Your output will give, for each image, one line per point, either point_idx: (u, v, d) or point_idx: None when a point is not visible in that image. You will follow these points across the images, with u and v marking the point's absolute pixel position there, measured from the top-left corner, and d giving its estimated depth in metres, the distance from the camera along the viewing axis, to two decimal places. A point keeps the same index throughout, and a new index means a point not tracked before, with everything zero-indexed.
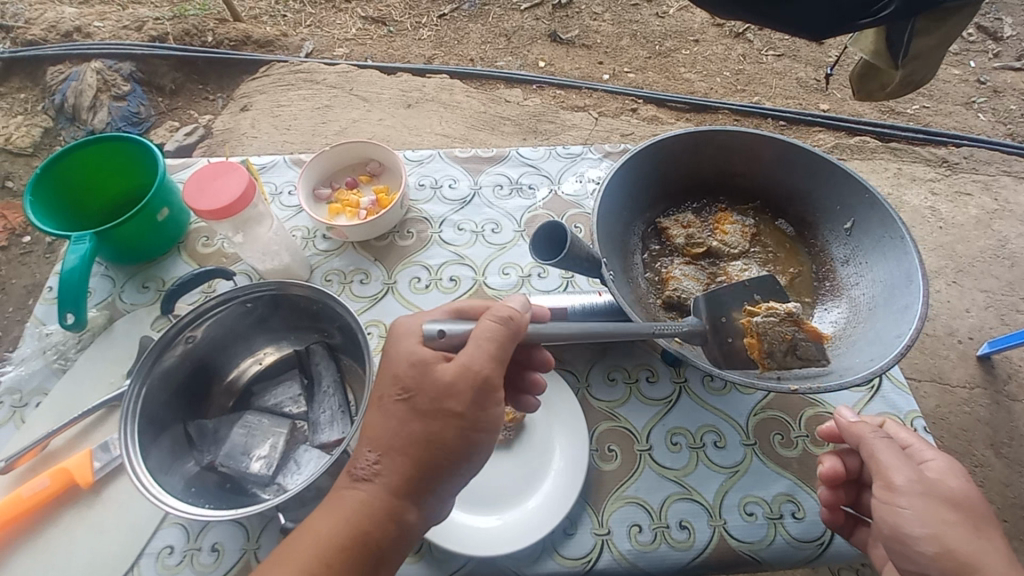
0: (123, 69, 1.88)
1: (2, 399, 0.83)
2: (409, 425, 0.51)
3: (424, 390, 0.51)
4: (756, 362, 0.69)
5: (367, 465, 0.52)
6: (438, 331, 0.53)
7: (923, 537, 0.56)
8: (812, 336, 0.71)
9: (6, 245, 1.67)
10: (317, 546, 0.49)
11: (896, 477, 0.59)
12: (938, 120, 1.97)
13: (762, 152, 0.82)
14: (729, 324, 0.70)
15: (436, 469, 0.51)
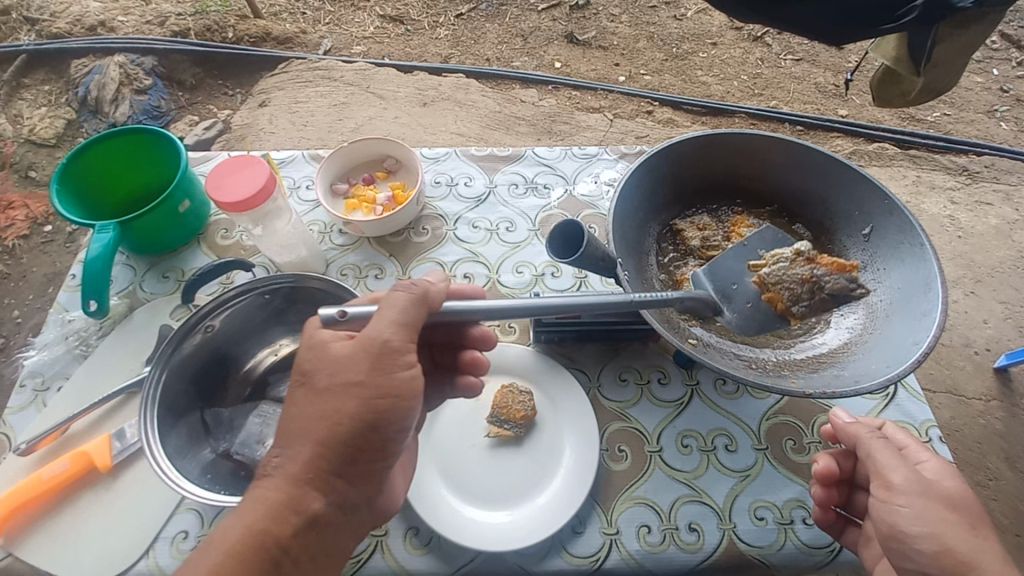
0: (145, 64, 1.91)
1: (25, 382, 0.85)
2: (313, 407, 0.52)
3: (322, 368, 0.52)
4: (785, 312, 0.73)
5: (272, 460, 0.52)
6: (338, 312, 0.55)
7: (921, 535, 0.56)
8: (836, 269, 0.74)
9: (28, 233, 1.71)
10: (233, 545, 0.48)
11: (894, 476, 0.60)
12: (959, 128, 1.94)
13: (779, 156, 0.82)
14: (743, 286, 0.75)
15: (346, 452, 0.51)
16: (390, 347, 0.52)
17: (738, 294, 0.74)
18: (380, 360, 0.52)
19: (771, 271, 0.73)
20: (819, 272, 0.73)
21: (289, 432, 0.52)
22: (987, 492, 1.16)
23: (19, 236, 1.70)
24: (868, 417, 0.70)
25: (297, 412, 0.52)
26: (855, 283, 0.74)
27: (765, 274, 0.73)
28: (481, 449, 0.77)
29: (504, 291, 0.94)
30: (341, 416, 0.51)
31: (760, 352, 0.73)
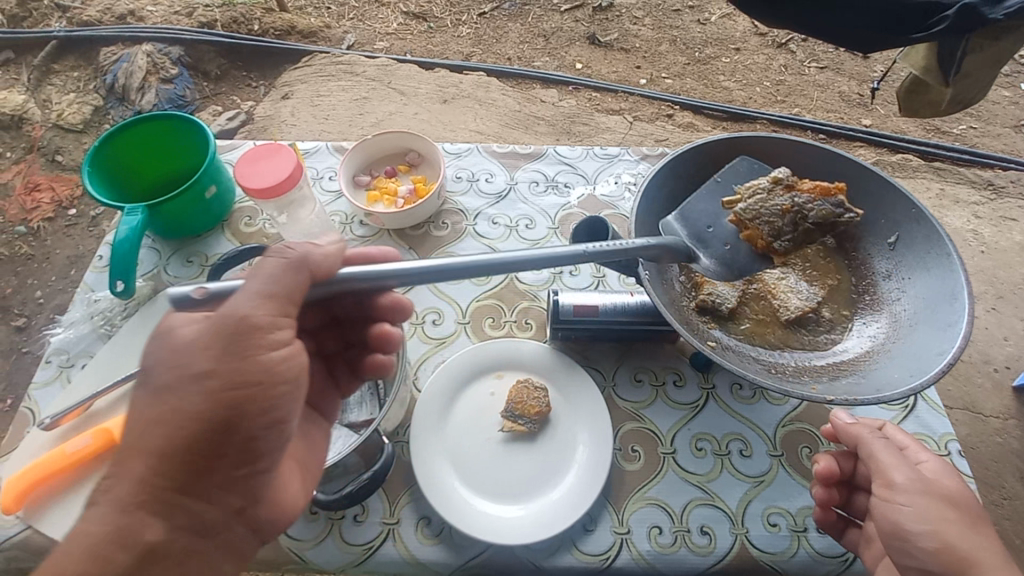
0: (172, 53, 1.94)
1: (50, 359, 0.87)
2: (151, 413, 0.47)
3: (162, 365, 0.48)
4: (767, 247, 0.78)
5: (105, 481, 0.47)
6: (197, 289, 0.52)
7: (923, 533, 0.56)
8: (820, 194, 0.77)
9: (53, 216, 1.74)
10: (68, 569, 0.43)
11: (895, 475, 0.60)
12: (985, 142, 1.91)
13: (800, 163, 0.82)
14: (717, 227, 0.80)
15: (196, 453, 0.47)
16: (251, 323, 0.49)
17: (714, 234, 0.80)
18: (234, 344, 0.48)
19: (748, 207, 0.76)
20: (801, 200, 0.77)
21: (134, 438, 0.47)
22: (1002, 511, 1.13)
23: (44, 219, 1.74)
24: (867, 418, 0.69)
25: (139, 415, 0.47)
26: (842, 207, 0.76)
27: (739, 208, 0.77)
28: (494, 444, 0.77)
29: (521, 287, 0.94)
30: (198, 412, 0.47)
31: (780, 358, 0.72)
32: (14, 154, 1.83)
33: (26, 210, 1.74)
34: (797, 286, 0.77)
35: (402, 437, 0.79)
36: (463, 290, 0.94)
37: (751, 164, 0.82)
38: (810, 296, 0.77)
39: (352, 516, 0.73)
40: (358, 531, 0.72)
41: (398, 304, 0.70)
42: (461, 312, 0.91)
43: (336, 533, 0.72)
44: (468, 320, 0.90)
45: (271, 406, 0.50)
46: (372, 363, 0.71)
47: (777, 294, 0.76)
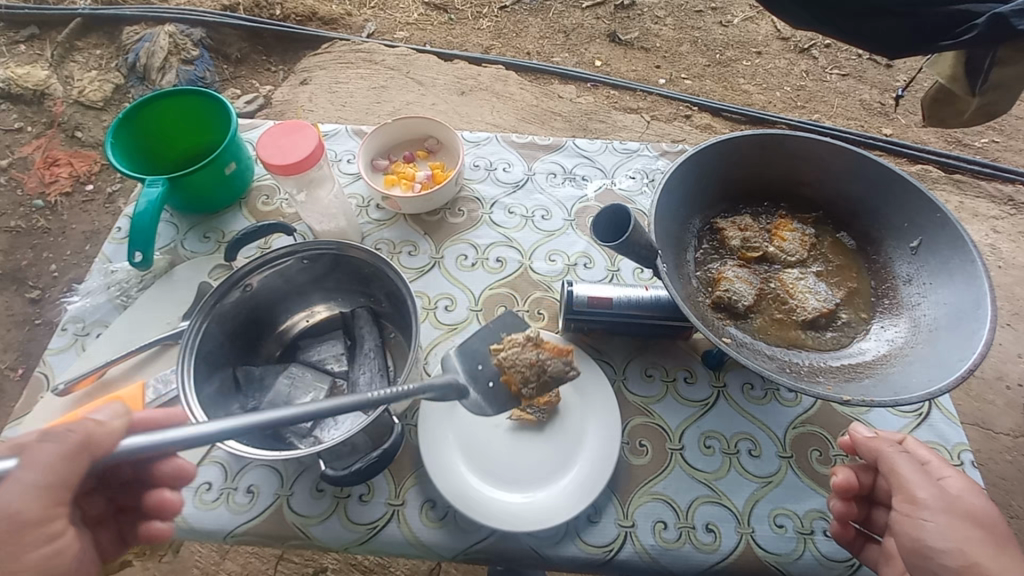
0: (194, 35, 1.95)
1: (67, 326, 0.87)
2: None
3: None
4: (517, 395, 0.74)
5: None
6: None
7: (947, 551, 0.54)
8: (556, 354, 0.76)
9: (70, 191, 1.76)
10: None
11: (918, 491, 0.58)
12: (1007, 157, 1.89)
13: (833, 162, 0.81)
14: (487, 365, 0.74)
15: None
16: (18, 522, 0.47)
17: (487, 374, 0.74)
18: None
19: (508, 354, 0.73)
20: (543, 356, 0.75)
21: None
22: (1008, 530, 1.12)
23: (61, 193, 1.76)
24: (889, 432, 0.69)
25: None
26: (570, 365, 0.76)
27: (503, 357, 0.73)
28: (502, 431, 0.77)
29: (535, 278, 0.94)
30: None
31: (796, 358, 0.72)
32: (34, 129, 1.85)
33: (44, 183, 1.76)
34: (815, 287, 0.78)
35: (411, 420, 0.78)
36: (475, 279, 0.93)
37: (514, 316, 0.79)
38: (827, 297, 0.77)
39: (359, 495, 0.74)
40: (364, 511, 0.73)
41: (182, 471, 0.65)
42: (473, 299, 0.91)
43: (341, 512, 0.73)
44: (481, 307, 0.90)
45: None
46: (146, 533, 0.64)
47: (794, 294, 0.77)
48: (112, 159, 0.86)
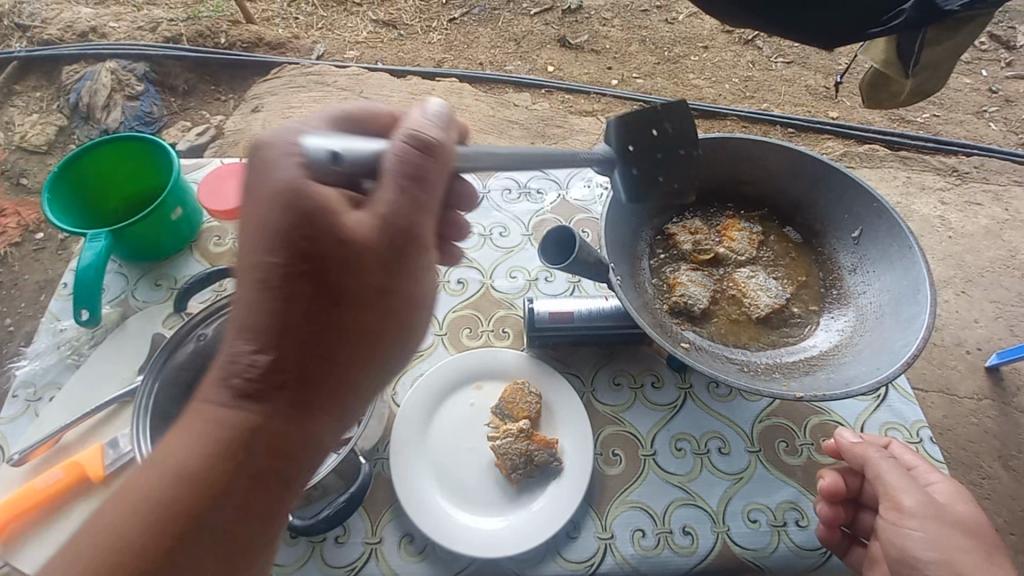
0: (137, 70, 1.91)
1: (18, 393, 0.85)
2: (283, 312, 0.44)
3: (322, 267, 0.43)
4: (506, 477, 0.74)
5: (242, 360, 0.45)
6: (330, 154, 0.47)
7: (932, 560, 0.57)
8: (545, 444, 0.74)
9: (18, 241, 1.65)
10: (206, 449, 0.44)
11: (904, 499, 0.61)
12: (949, 129, 1.96)
13: (770, 162, 0.83)
14: (636, 148, 0.73)
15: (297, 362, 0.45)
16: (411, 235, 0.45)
17: (638, 161, 0.73)
18: (381, 261, 0.45)
19: (500, 442, 0.74)
20: (531, 447, 0.74)
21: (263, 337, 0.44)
22: (981, 492, 1.14)
23: (10, 244, 1.65)
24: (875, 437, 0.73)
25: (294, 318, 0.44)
26: (554, 455, 0.74)
27: (495, 445, 0.74)
28: (477, 454, 0.77)
29: (497, 296, 0.94)
30: (270, 263, 0.43)
31: (752, 357, 0.74)
32: None
33: None
34: (766, 283, 0.80)
35: (382, 455, 0.78)
36: (438, 303, 0.93)
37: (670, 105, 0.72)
38: (779, 293, 0.79)
39: (334, 537, 0.73)
40: (341, 553, 0.72)
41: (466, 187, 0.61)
42: (437, 325, 0.91)
43: (318, 555, 0.71)
44: (445, 331, 0.90)
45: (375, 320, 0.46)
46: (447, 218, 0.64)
47: (747, 293, 0.79)
48: (46, 202, 0.84)
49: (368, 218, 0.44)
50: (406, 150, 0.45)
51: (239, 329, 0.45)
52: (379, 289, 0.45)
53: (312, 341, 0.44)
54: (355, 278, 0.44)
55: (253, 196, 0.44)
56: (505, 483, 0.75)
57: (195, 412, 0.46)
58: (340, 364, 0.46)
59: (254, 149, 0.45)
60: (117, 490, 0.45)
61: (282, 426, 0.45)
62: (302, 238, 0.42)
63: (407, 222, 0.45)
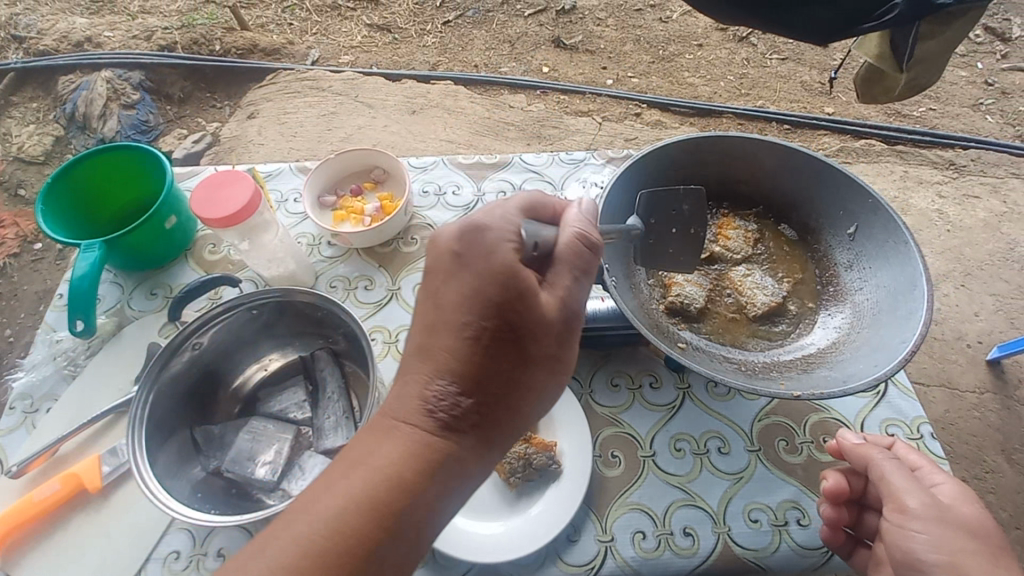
0: (132, 79, 1.91)
1: (14, 405, 0.84)
2: (482, 358, 0.47)
3: (519, 329, 0.47)
4: (505, 480, 0.74)
5: (443, 392, 0.47)
6: (531, 239, 0.50)
7: (937, 563, 0.56)
8: (543, 447, 0.74)
9: (17, 251, 1.65)
10: (402, 466, 0.45)
11: (908, 501, 0.60)
12: (945, 123, 1.96)
13: (763, 160, 0.83)
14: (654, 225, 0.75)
15: (485, 401, 0.48)
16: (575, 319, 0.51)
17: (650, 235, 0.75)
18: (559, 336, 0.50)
19: None
20: (530, 451, 0.73)
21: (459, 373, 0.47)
22: (985, 486, 1.14)
23: (8, 255, 1.64)
24: (878, 436, 0.72)
25: (488, 366, 0.48)
26: (553, 459, 0.73)
27: None
28: None
29: None
30: (475, 321, 0.47)
31: (750, 356, 0.74)
32: None
33: None
34: (762, 282, 0.80)
35: None
36: None
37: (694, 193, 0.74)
38: (775, 291, 0.79)
39: None
40: None
41: None
42: None
43: None
44: None
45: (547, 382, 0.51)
46: None
47: (743, 291, 0.79)
48: (40, 210, 0.84)
49: (555, 297, 0.50)
50: (579, 247, 0.52)
51: (432, 370, 0.48)
52: (554, 357, 0.50)
53: (497, 392, 0.48)
54: (541, 346, 0.49)
55: (466, 258, 0.48)
56: (503, 486, 0.75)
57: (370, 440, 0.48)
58: (510, 418, 0.49)
59: (470, 223, 0.48)
60: (312, 496, 0.45)
61: (463, 472, 0.47)
62: (514, 310, 0.47)
63: (579, 306, 0.51)
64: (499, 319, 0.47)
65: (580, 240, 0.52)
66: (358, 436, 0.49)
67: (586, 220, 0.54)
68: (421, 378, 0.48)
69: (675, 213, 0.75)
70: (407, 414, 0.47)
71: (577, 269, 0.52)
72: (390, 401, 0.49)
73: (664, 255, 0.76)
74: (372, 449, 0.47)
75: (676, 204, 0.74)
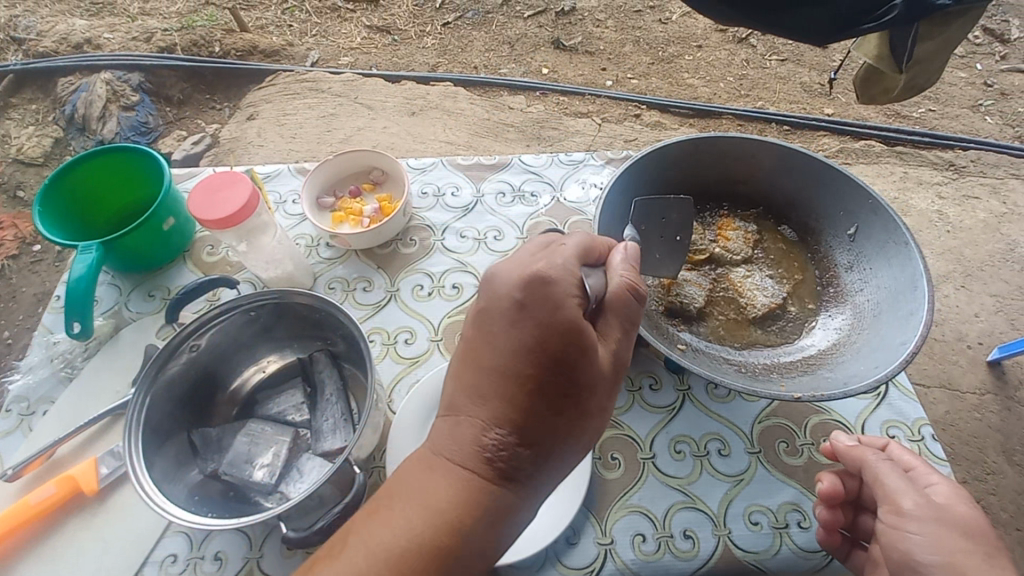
0: (132, 80, 1.91)
1: (11, 408, 0.84)
2: (538, 406, 0.48)
3: (575, 379, 0.48)
4: None
5: (498, 439, 0.47)
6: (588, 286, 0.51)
7: (935, 564, 0.56)
8: None
9: (16, 253, 1.65)
10: (454, 509, 0.45)
11: (904, 502, 0.60)
12: (944, 124, 1.96)
13: (763, 160, 0.83)
14: (645, 230, 0.75)
15: (537, 449, 0.48)
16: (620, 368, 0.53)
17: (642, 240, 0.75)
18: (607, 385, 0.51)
19: None
20: None
21: (513, 420, 0.47)
22: (985, 487, 1.13)
23: (7, 257, 1.64)
24: (871, 437, 0.70)
25: (542, 414, 0.48)
26: None
27: None
28: None
29: None
30: (533, 371, 0.47)
31: (749, 357, 0.73)
32: None
33: None
34: (762, 283, 0.80)
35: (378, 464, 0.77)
36: (434, 308, 0.93)
37: (684, 203, 0.75)
38: (775, 293, 0.79)
39: None
40: None
41: None
42: (433, 329, 0.90)
43: None
44: (441, 337, 0.89)
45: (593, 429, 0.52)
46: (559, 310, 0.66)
47: (744, 292, 0.79)
48: (37, 207, 0.84)
49: (606, 351, 0.51)
50: (629, 297, 0.53)
51: (488, 416, 0.48)
52: (603, 408, 0.51)
53: (551, 442, 0.48)
54: (594, 399, 0.50)
55: (531, 309, 0.47)
56: None
57: (420, 483, 0.47)
58: (559, 467, 0.50)
59: (534, 272, 0.49)
60: (373, 530, 0.45)
61: (516, 520, 0.48)
62: (572, 361, 0.48)
63: (625, 356, 0.53)
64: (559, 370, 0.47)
65: (632, 291, 0.53)
66: (407, 477, 0.48)
67: (635, 269, 0.56)
68: (476, 423, 0.48)
69: (665, 220, 0.76)
70: (462, 459, 0.47)
71: (626, 320, 0.54)
72: (440, 442, 0.49)
73: (651, 261, 0.76)
74: (425, 493, 0.46)
75: (666, 211, 0.75)
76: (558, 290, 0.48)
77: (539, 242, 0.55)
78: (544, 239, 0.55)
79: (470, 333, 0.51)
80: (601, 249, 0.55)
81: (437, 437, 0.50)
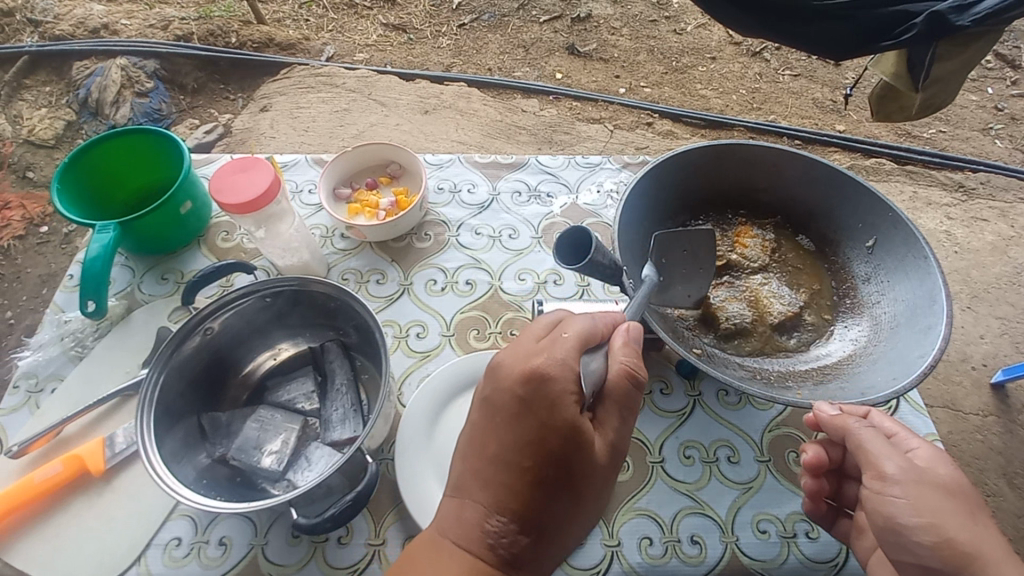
0: (146, 67, 1.92)
1: (19, 383, 0.84)
2: (540, 493, 0.49)
3: (573, 470, 0.49)
4: None
5: (500, 527, 0.48)
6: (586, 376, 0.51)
7: (918, 527, 0.53)
8: None
9: (23, 234, 1.65)
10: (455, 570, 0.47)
11: (886, 466, 0.56)
12: (955, 145, 1.96)
13: (785, 171, 0.83)
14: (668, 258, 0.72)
15: (539, 533, 0.49)
16: (620, 455, 0.53)
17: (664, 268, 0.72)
18: (605, 473, 0.52)
19: None
20: None
21: (513, 504, 0.48)
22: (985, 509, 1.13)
23: (14, 237, 1.64)
24: (854, 403, 0.64)
25: (542, 499, 0.49)
26: None
27: None
28: None
29: (506, 299, 0.93)
30: (535, 460, 0.49)
31: (765, 364, 0.73)
32: None
33: None
34: (779, 291, 0.80)
35: (389, 454, 0.77)
36: (445, 302, 0.93)
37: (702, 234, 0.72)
38: (792, 301, 0.79)
39: (337, 538, 0.72)
40: (343, 554, 0.70)
41: None
42: (445, 325, 0.90)
43: (319, 556, 0.70)
44: (453, 332, 0.89)
45: (592, 511, 0.53)
46: None
47: (761, 301, 0.79)
48: (59, 174, 0.86)
49: (603, 441, 0.52)
50: (627, 386, 0.53)
51: (491, 502, 0.49)
52: (600, 493, 0.52)
53: (552, 529, 0.49)
54: (590, 486, 0.51)
55: (530, 403, 0.49)
56: None
57: (430, 559, 0.48)
58: (560, 549, 0.51)
59: (531, 369, 0.50)
60: None
61: None
62: (570, 452, 0.49)
63: (624, 443, 0.54)
64: (558, 464, 0.49)
65: (631, 379, 0.53)
66: (419, 547, 0.50)
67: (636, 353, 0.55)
68: (481, 507, 0.49)
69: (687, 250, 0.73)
70: (466, 544, 0.48)
71: (625, 408, 0.54)
72: (448, 525, 0.50)
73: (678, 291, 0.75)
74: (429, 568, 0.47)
75: (690, 244, 0.72)
76: (556, 385, 0.49)
77: (546, 323, 0.55)
78: (551, 321, 0.56)
79: (477, 420, 0.52)
80: (603, 332, 0.55)
81: (447, 517, 0.51)
